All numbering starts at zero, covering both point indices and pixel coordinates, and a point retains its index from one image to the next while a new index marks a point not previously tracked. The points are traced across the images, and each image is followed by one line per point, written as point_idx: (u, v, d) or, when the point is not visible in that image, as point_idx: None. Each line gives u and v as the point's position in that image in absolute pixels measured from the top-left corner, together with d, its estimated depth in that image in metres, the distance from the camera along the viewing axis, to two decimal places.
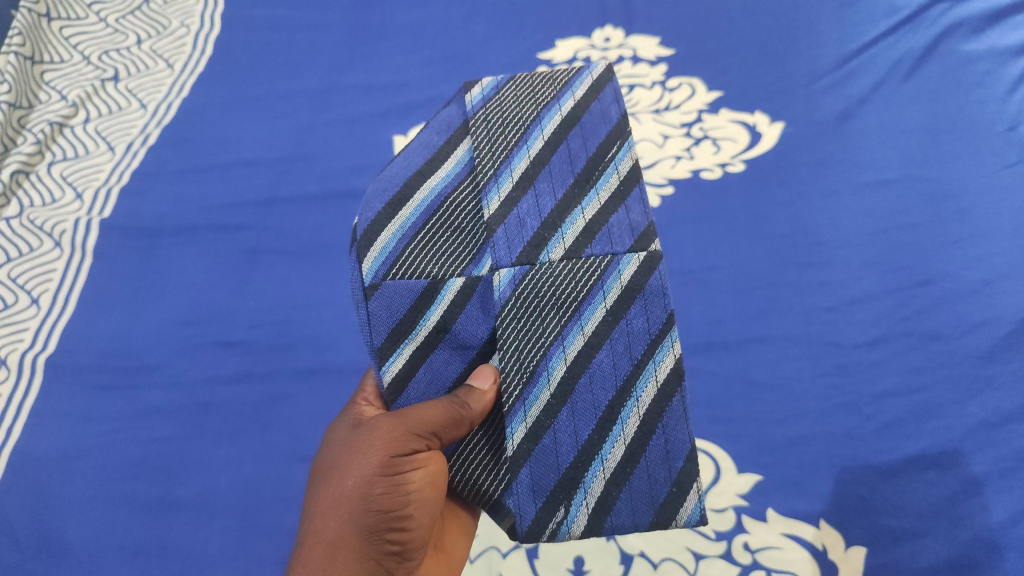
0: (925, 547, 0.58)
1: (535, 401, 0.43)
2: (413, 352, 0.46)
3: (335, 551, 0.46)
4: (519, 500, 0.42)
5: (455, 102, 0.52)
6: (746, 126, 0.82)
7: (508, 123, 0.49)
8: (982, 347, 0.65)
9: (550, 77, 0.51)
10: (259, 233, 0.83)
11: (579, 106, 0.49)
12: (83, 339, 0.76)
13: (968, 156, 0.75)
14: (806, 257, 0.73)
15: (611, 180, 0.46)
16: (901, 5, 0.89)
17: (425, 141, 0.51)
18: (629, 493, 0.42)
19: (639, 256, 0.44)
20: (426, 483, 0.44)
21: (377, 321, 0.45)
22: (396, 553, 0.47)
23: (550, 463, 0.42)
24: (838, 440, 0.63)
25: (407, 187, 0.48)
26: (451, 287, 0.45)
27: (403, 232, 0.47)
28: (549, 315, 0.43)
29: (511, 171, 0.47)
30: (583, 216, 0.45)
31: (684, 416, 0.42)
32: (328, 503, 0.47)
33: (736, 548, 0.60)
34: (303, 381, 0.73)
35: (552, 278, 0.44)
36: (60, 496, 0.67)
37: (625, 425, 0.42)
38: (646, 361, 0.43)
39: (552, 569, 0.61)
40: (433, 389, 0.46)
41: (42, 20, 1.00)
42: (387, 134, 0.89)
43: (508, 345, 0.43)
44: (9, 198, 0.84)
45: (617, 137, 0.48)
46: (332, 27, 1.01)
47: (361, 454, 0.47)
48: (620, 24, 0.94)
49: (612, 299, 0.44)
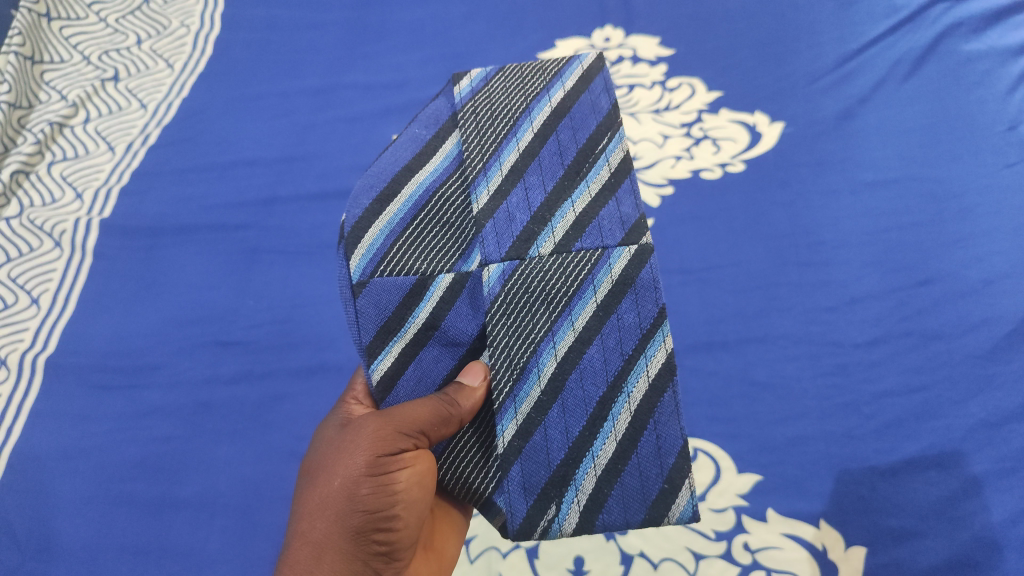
0: (925, 546, 0.58)
1: (525, 397, 0.43)
2: (402, 349, 0.46)
3: (322, 552, 0.45)
4: (510, 498, 0.42)
5: (444, 95, 0.52)
6: (745, 126, 0.82)
7: (496, 116, 0.48)
8: (982, 346, 0.65)
9: (539, 68, 0.50)
10: (260, 233, 0.82)
11: (568, 97, 0.49)
12: (84, 339, 0.75)
13: (969, 156, 0.76)
14: (806, 257, 0.73)
15: (602, 174, 0.46)
16: (901, 5, 0.89)
17: (412, 134, 0.50)
18: (621, 490, 0.42)
19: (629, 250, 0.44)
20: (413, 483, 0.44)
21: (365, 319, 0.45)
22: (384, 554, 0.46)
23: (541, 460, 0.42)
24: (837, 440, 0.63)
25: (395, 182, 0.48)
26: (439, 284, 0.45)
27: (391, 227, 0.47)
28: (539, 311, 0.43)
29: (500, 165, 0.47)
30: (573, 211, 0.45)
31: (676, 411, 0.42)
32: (314, 504, 0.47)
33: (736, 548, 0.60)
34: (304, 381, 0.73)
35: (542, 274, 0.44)
36: (59, 496, 0.67)
37: (615, 421, 0.42)
38: (637, 356, 0.43)
39: (552, 569, 0.61)
40: (422, 386, 0.46)
41: (41, 20, 1.00)
42: (388, 133, 0.89)
43: (498, 341, 0.43)
44: (9, 197, 0.84)
45: (607, 129, 0.47)
46: (332, 27, 1.01)
47: (347, 455, 0.46)
48: (620, 24, 0.94)
49: (603, 293, 0.43)
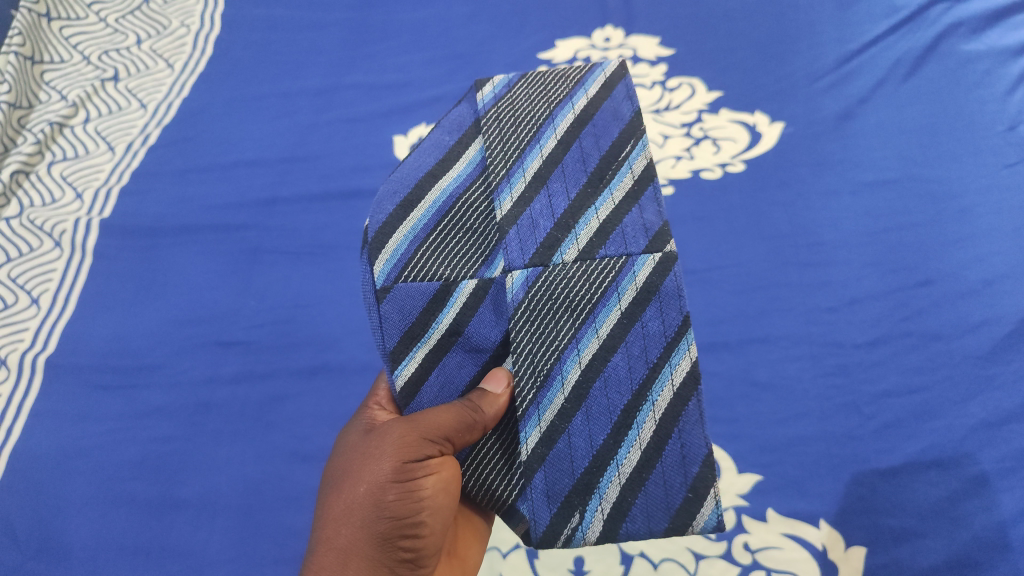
0: (924, 546, 0.58)
1: (549, 404, 0.43)
2: (425, 355, 0.46)
3: (348, 559, 0.45)
4: (533, 506, 0.42)
5: (466, 101, 0.52)
6: (746, 126, 0.82)
7: (520, 122, 0.48)
8: (981, 346, 0.65)
9: (562, 74, 0.50)
10: (260, 233, 0.82)
11: (592, 104, 0.49)
12: (84, 339, 0.75)
13: (969, 156, 0.76)
14: (806, 257, 0.73)
15: (626, 180, 0.46)
16: (901, 5, 0.89)
17: (435, 140, 0.50)
18: (645, 499, 0.42)
19: (654, 257, 0.44)
20: (438, 489, 0.44)
21: (389, 325, 0.45)
22: (409, 560, 0.46)
23: (565, 468, 0.42)
24: (838, 440, 0.64)
25: (419, 188, 0.48)
26: (462, 290, 0.45)
27: (415, 233, 0.47)
28: (563, 318, 0.43)
29: (523, 171, 0.47)
30: (598, 217, 0.45)
31: (701, 420, 0.42)
32: (339, 510, 0.47)
33: (736, 548, 0.61)
34: (305, 381, 0.73)
35: (565, 280, 0.44)
36: (60, 496, 0.67)
37: (640, 430, 0.42)
38: (662, 364, 0.43)
39: (554, 569, 0.61)
40: (446, 393, 0.46)
41: (41, 19, 0.99)
42: (388, 133, 0.89)
43: (522, 348, 0.43)
44: (9, 198, 0.84)
45: (631, 135, 0.47)
46: (332, 27, 1.01)
47: (373, 461, 0.46)
48: (620, 24, 0.94)
49: (627, 301, 0.43)
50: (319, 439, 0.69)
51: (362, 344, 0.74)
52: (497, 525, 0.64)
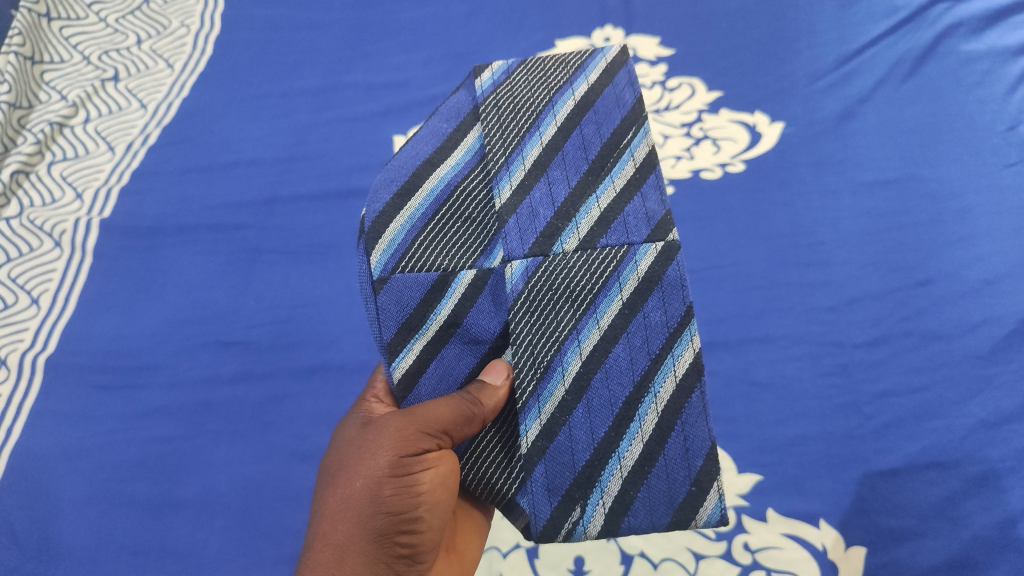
0: (924, 546, 0.58)
1: (550, 396, 0.42)
2: (423, 346, 0.46)
3: (344, 555, 0.45)
4: (534, 500, 0.42)
5: (465, 89, 0.52)
6: (746, 126, 0.82)
7: (519, 109, 0.48)
8: (981, 347, 0.65)
9: (562, 60, 0.50)
10: (260, 233, 0.82)
11: (592, 91, 0.49)
12: (85, 339, 0.76)
13: (969, 156, 0.76)
14: (806, 257, 0.73)
15: (627, 168, 0.46)
16: (901, 5, 0.89)
17: (433, 128, 0.50)
18: (647, 493, 0.42)
19: (656, 246, 0.44)
20: (436, 484, 0.44)
21: (387, 316, 0.45)
22: (407, 556, 0.46)
23: (565, 461, 0.42)
24: (838, 440, 0.63)
25: (417, 177, 0.48)
26: (461, 280, 0.46)
27: (412, 222, 0.47)
28: (563, 308, 0.43)
29: (523, 159, 0.46)
30: (598, 207, 0.45)
31: (703, 412, 0.42)
32: (336, 505, 0.47)
33: (736, 548, 0.60)
34: (305, 381, 0.73)
35: (566, 270, 0.44)
36: (59, 496, 0.67)
37: (642, 422, 0.42)
38: (664, 355, 0.43)
39: (553, 568, 0.61)
40: (445, 385, 0.46)
41: (41, 19, 0.99)
42: (387, 133, 0.89)
43: (522, 338, 0.43)
44: (9, 198, 0.84)
45: (633, 123, 0.47)
46: (331, 27, 1.01)
47: (370, 455, 0.46)
48: (620, 24, 0.94)
49: (629, 290, 0.43)
50: (318, 438, 0.69)
51: (361, 344, 0.74)
52: (496, 524, 0.64)
